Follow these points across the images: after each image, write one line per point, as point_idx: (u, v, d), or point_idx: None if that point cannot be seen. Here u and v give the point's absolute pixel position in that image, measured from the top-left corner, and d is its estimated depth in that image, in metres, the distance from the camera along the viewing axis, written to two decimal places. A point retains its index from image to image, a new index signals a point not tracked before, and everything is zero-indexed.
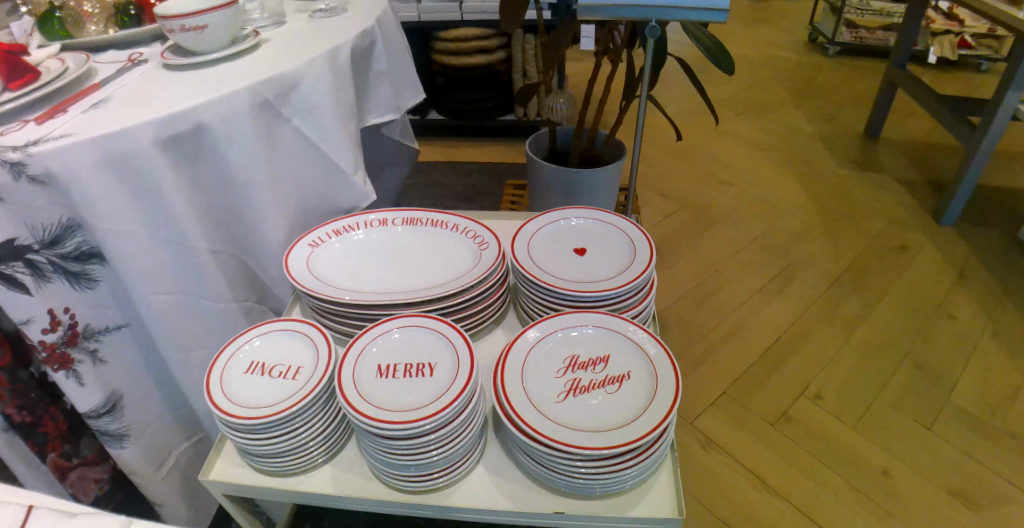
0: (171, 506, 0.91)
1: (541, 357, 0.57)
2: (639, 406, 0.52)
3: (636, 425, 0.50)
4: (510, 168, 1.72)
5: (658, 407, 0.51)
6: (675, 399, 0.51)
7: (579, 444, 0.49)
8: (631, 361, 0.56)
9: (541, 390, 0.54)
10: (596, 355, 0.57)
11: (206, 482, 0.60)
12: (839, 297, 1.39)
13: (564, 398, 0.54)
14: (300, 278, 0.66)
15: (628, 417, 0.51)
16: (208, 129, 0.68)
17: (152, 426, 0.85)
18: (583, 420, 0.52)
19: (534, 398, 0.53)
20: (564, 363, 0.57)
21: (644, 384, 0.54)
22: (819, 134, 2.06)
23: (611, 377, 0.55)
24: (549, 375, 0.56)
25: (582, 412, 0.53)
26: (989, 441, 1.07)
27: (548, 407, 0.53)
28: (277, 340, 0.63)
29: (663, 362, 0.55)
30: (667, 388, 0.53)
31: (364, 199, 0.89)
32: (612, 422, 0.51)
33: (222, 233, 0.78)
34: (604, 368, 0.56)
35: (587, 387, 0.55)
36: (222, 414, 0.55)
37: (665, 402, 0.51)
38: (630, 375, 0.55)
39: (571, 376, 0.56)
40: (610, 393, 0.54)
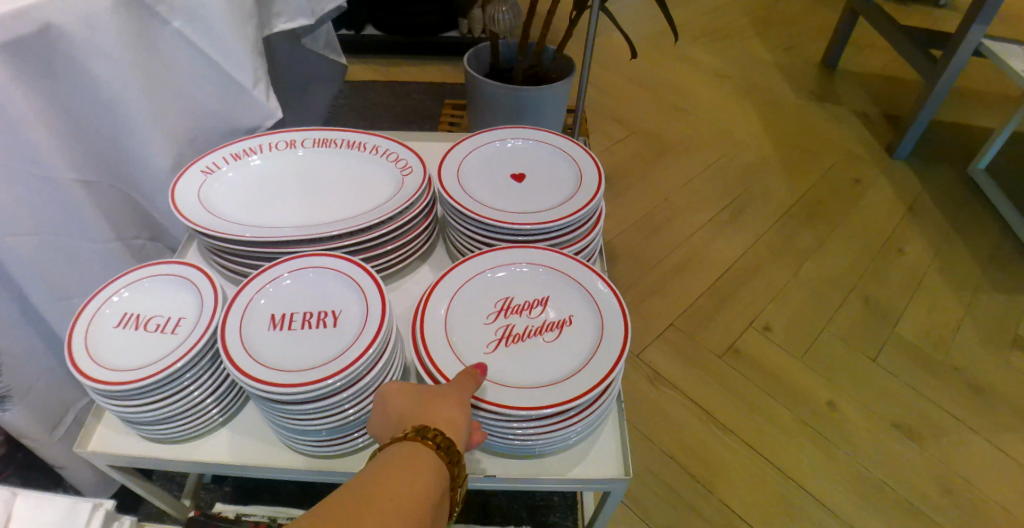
0: (74, 468, 0.81)
1: (469, 301, 0.50)
2: (582, 357, 0.45)
3: (577, 380, 0.43)
4: (455, 90, 1.58)
5: (604, 359, 0.44)
6: (622, 348, 0.45)
7: (511, 402, 0.42)
8: (573, 303, 0.49)
9: (467, 339, 0.47)
10: (533, 297, 0.50)
11: (83, 454, 0.51)
12: (793, 229, 1.36)
13: (495, 348, 0.47)
14: (185, 211, 0.55)
15: (570, 370, 0.45)
16: (60, 33, 0.53)
17: (42, 384, 0.74)
18: (518, 375, 0.45)
19: (460, 349, 0.46)
20: (496, 307, 0.49)
21: (588, 330, 0.47)
22: (780, 62, 1.99)
23: (550, 323, 0.48)
24: (478, 321, 0.48)
25: (516, 363, 0.46)
26: (930, 372, 1.08)
27: (476, 359, 0.46)
28: (156, 288, 0.53)
29: (610, 305, 0.48)
30: (614, 336, 0.46)
31: (268, 119, 0.76)
32: (550, 376, 0.45)
33: (96, 160, 0.64)
34: (543, 313, 0.49)
35: (522, 335, 0.48)
36: (85, 380, 0.45)
37: (612, 352, 0.45)
38: (573, 320, 0.48)
39: (503, 322, 0.48)
40: (548, 341, 0.47)
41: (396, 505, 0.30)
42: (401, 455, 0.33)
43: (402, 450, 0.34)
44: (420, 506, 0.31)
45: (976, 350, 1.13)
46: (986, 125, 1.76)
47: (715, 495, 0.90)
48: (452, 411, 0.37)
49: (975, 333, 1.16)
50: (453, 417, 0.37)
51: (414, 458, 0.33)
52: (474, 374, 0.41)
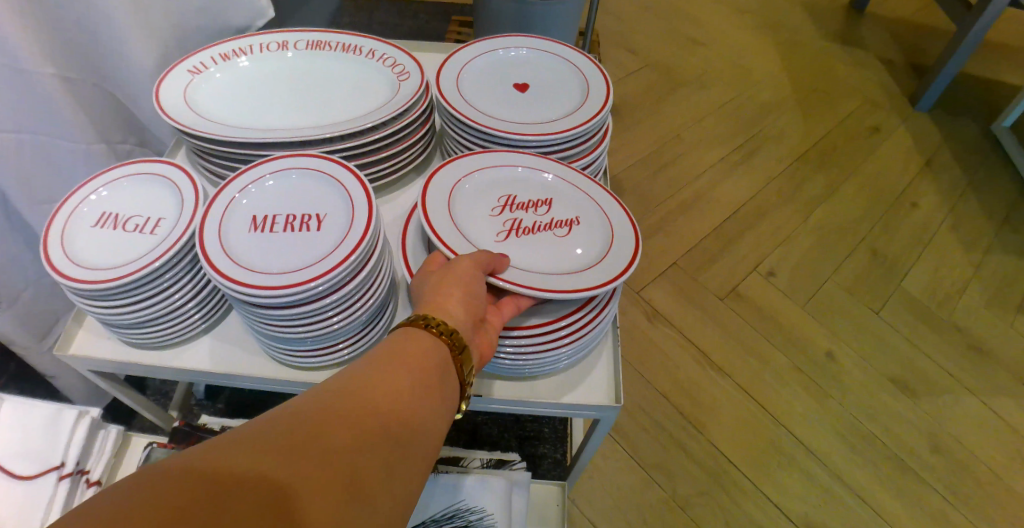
0: (65, 377, 0.81)
1: (473, 190, 0.47)
2: (589, 259, 0.43)
3: (583, 277, 0.41)
4: (462, 9, 1.49)
5: (613, 264, 0.42)
6: (633, 255, 0.43)
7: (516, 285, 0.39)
8: (580, 207, 0.47)
9: (474, 230, 0.45)
10: (537, 197, 0.47)
11: (66, 357, 0.50)
12: (805, 175, 1.32)
13: (506, 238, 0.44)
14: (170, 110, 0.51)
15: (583, 266, 0.43)
16: None
17: (28, 292, 0.72)
18: (529, 262, 0.43)
19: (468, 236, 0.44)
20: (501, 203, 0.47)
21: (596, 234, 0.45)
22: (806, 0, 1.88)
23: (558, 221, 0.46)
24: (483, 215, 0.46)
25: (526, 254, 0.43)
26: (930, 330, 1.07)
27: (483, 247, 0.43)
28: (135, 188, 0.50)
29: (621, 223, 0.46)
30: (624, 247, 0.43)
31: (260, 18, 0.71)
32: (563, 268, 0.42)
33: (73, 52, 0.59)
34: (549, 212, 0.47)
35: (529, 229, 0.45)
36: (59, 277, 0.43)
37: (622, 258, 0.42)
38: (581, 219, 0.46)
39: (510, 217, 0.46)
40: (558, 236, 0.45)
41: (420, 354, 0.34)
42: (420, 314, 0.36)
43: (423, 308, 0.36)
44: (426, 372, 0.33)
45: (978, 309, 1.11)
46: (1016, 83, 1.68)
47: (703, 435, 0.91)
48: (453, 301, 0.36)
49: (981, 294, 1.14)
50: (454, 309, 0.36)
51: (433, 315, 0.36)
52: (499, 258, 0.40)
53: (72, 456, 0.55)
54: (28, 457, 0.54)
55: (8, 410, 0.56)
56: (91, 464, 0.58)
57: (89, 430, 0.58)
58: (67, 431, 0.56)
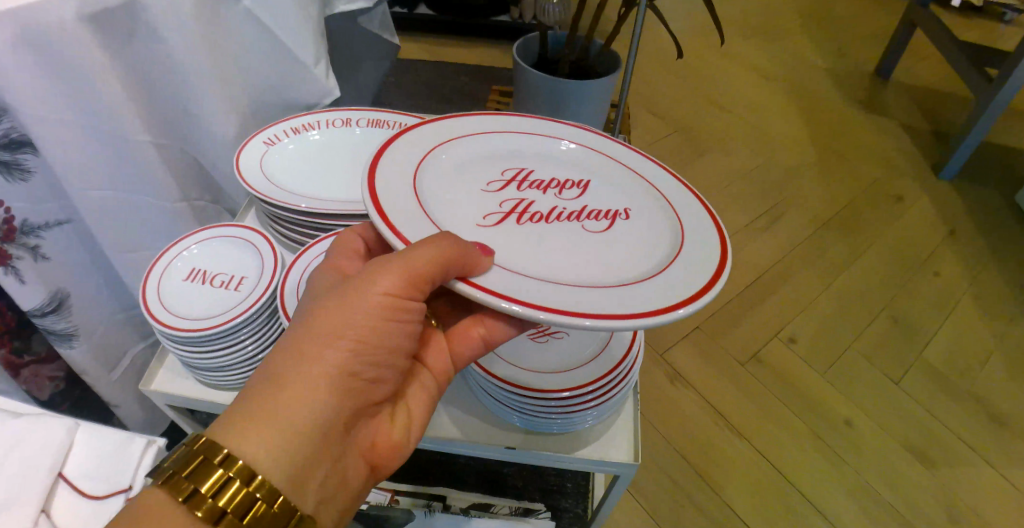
0: (127, 406, 0.89)
1: (510, 154, 0.50)
2: (629, 278, 0.39)
3: (599, 301, 0.36)
4: (501, 73, 1.62)
5: (650, 298, 0.36)
6: (689, 298, 0.36)
7: (480, 292, 0.35)
8: (640, 203, 0.47)
9: (474, 206, 0.45)
10: (573, 180, 0.48)
11: (147, 392, 0.58)
12: (825, 240, 1.36)
13: (494, 222, 0.43)
14: (249, 178, 0.60)
15: (643, 276, 0.39)
16: (144, 8, 0.56)
17: (101, 329, 0.80)
18: (577, 277, 0.39)
19: (471, 211, 0.44)
20: (512, 181, 0.47)
21: (662, 237, 0.43)
22: (830, 67, 1.96)
23: (592, 213, 0.45)
24: (493, 193, 0.46)
25: (521, 238, 0.42)
26: (951, 401, 1.08)
27: (471, 216, 0.44)
28: (220, 246, 0.58)
29: (702, 265, 0.39)
30: (682, 290, 0.37)
31: (327, 98, 0.79)
32: (622, 279, 0.39)
33: (168, 126, 0.68)
34: (582, 200, 0.46)
35: (549, 208, 0.45)
36: (158, 324, 0.50)
37: (670, 298, 0.36)
38: (631, 215, 0.45)
39: (518, 198, 0.46)
40: (584, 228, 0.44)
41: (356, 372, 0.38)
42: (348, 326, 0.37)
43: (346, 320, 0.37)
44: None
45: (999, 380, 1.12)
46: None
47: (718, 493, 0.94)
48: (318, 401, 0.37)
49: (1003, 366, 1.14)
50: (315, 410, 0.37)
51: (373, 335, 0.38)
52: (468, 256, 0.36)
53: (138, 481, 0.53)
54: (99, 478, 0.51)
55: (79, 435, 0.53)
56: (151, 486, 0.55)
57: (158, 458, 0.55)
58: (136, 456, 0.53)
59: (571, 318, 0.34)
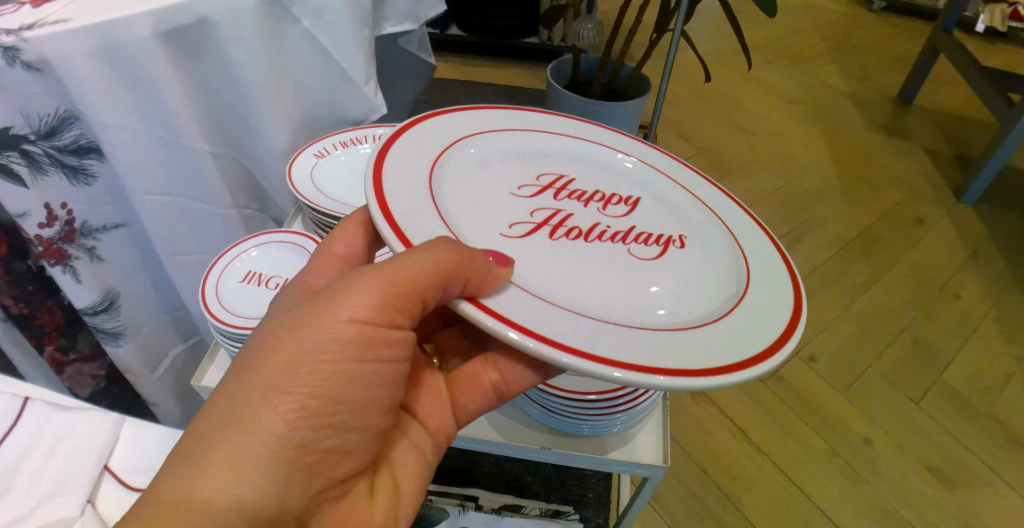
0: (164, 405, 0.92)
1: (564, 161, 0.50)
2: (678, 325, 0.37)
3: (643, 345, 0.33)
4: (529, 94, 1.67)
5: (700, 353, 0.34)
6: (737, 365, 0.34)
7: (484, 315, 0.32)
8: (699, 231, 0.46)
9: (508, 211, 0.44)
10: (622, 196, 0.49)
11: (199, 388, 0.61)
12: (847, 263, 1.37)
13: (520, 232, 0.43)
14: (300, 187, 0.63)
15: (715, 315, 0.38)
16: (212, 24, 0.60)
17: (147, 328, 0.83)
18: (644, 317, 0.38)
19: (507, 218, 0.44)
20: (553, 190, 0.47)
21: (726, 269, 0.43)
22: (850, 92, 1.98)
23: (636, 234, 0.45)
24: (530, 200, 0.46)
25: (558, 252, 0.42)
26: (975, 426, 1.07)
27: (497, 222, 0.43)
28: (274, 252, 0.63)
29: (768, 328, 0.37)
30: (734, 349, 0.35)
31: (373, 114, 0.84)
32: (693, 319, 0.38)
33: (225, 136, 0.72)
34: (629, 221, 0.46)
35: (590, 225, 0.45)
36: (219, 322, 0.54)
37: (720, 357, 0.34)
38: (686, 244, 0.45)
39: (553, 209, 0.46)
40: (629, 250, 0.44)
41: (334, 406, 0.35)
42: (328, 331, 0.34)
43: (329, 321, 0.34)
44: None
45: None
46: None
47: (741, 510, 0.94)
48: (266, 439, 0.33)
49: None
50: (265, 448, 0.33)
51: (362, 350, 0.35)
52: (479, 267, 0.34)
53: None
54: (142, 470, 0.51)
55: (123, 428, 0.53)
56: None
57: None
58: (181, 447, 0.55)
59: (606, 366, 0.31)
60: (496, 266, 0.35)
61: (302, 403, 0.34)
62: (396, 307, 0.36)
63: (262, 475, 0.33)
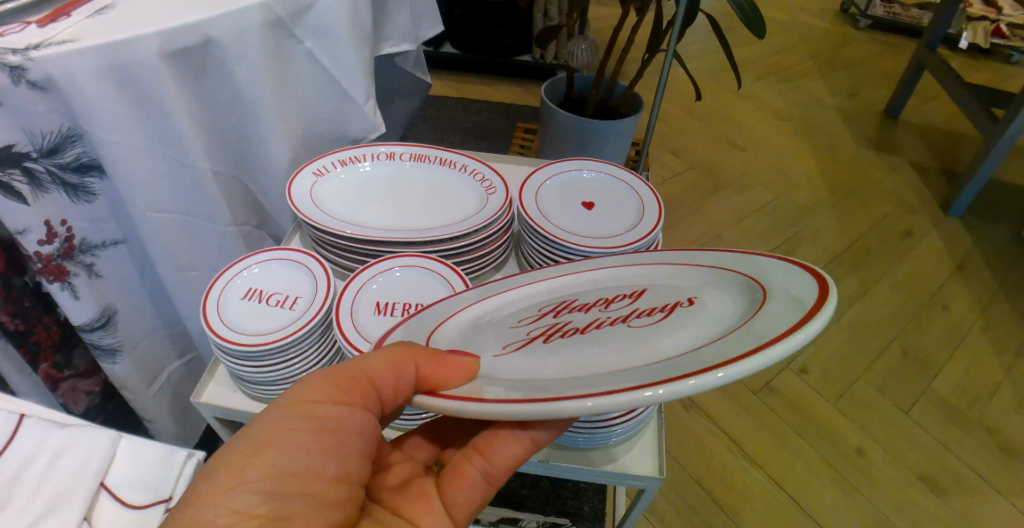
0: (160, 422, 0.92)
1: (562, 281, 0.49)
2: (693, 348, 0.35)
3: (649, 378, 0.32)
4: (523, 111, 1.71)
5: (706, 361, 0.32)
6: (745, 356, 0.30)
7: (441, 399, 0.37)
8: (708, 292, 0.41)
9: (503, 338, 0.44)
10: (628, 291, 0.45)
11: (198, 404, 0.61)
12: (838, 276, 1.39)
13: (512, 352, 0.43)
14: (300, 204, 0.64)
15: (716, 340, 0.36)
16: (217, 45, 0.61)
17: (144, 343, 0.83)
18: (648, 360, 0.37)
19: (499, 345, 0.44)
20: (552, 308, 0.46)
21: (731, 306, 0.39)
22: (838, 107, 2.03)
23: (643, 310, 0.42)
24: (526, 323, 0.45)
25: (543, 356, 0.41)
26: (967, 436, 1.08)
27: (493, 344, 0.44)
28: (274, 269, 0.64)
29: (785, 319, 0.32)
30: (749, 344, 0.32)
31: (373, 132, 0.86)
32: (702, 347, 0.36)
33: (227, 154, 0.73)
34: (636, 302, 0.43)
35: (588, 320, 0.43)
36: (218, 339, 0.55)
37: (728, 355, 0.31)
38: (695, 303, 0.41)
39: (552, 322, 0.44)
40: (631, 325, 0.41)
41: (288, 464, 0.38)
42: (287, 399, 0.40)
43: (289, 393, 0.41)
44: None
45: (1013, 412, 1.13)
46: None
47: (736, 521, 0.95)
48: (229, 478, 0.37)
49: (1016, 399, 1.16)
50: (227, 483, 0.37)
51: (315, 419, 0.40)
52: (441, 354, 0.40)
53: (178, 490, 0.55)
54: (140, 485, 0.52)
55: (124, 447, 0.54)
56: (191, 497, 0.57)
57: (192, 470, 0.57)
58: (177, 467, 0.55)
59: (600, 400, 0.30)
60: (459, 355, 0.40)
61: (255, 453, 0.38)
62: (350, 388, 0.41)
63: (215, 515, 0.36)
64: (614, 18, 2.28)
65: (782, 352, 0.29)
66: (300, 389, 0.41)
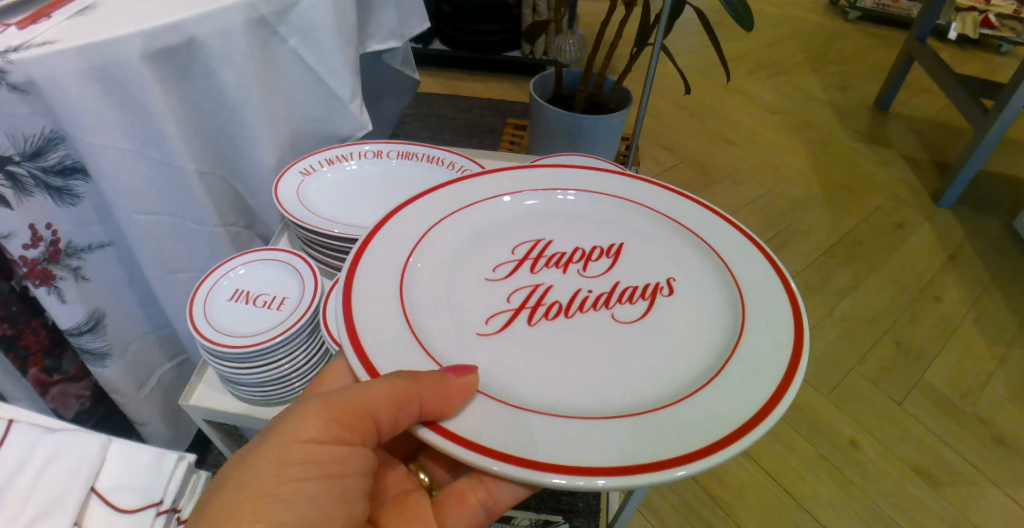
0: (152, 424, 0.91)
1: (535, 221, 0.51)
2: (661, 402, 0.37)
3: (636, 439, 0.34)
4: (514, 108, 1.71)
5: (672, 442, 0.34)
6: (707, 449, 0.34)
7: (437, 436, 0.34)
8: (691, 284, 0.46)
9: (481, 302, 0.44)
10: (604, 245, 0.49)
11: (187, 406, 0.61)
12: (830, 269, 1.39)
13: (494, 324, 0.43)
14: (286, 204, 0.64)
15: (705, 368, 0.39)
16: (201, 45, 0.61)
17: (134, 346, 0.83)
18: (633, 395, 0.38)
19: (479, 313, 0.43)
20: (526, 255, 0.48)
21: (712, 309, 0.44)
22: (829, 100, 2.03)
23: (626, 294, 0.45)
24: (506, 286, 0.45)
25: (530, 345, 0.42)
26: (959, 425, 1.09)
27: (476, 316, 0.43)
28: (260, 270, 0.63)
29: (767, 373, 0.38)
30: (712, 429, 0.35)
31: (361, 130, 0.85)
32: (685, 382, 0.39)
33: (214, 155, 0.72)
34: (619, 283, 0.46)
35: (571, 295, 0.45)
36: (205, 341, 0.54)
37: (696, 439, 0.34)
38: (674, 291, 0.45)
39: (533, 284, 0.46)
40: (617, 319, 0.43)
41: (299, 515, 0.38)
42: (286, 445, 0.38)
43: (285, 437, 0.39)
44: None
45: (1003, 401, 1.14)
46: None
47: (730, 515, 0.95)
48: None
49: (1006, 388, 1.17)
50: None
51: (318, 463, 0.39)
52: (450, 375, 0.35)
53: (170, 494, 0.54)
54: (131, 489, 0.52)
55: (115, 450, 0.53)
56: (184, 503, 0.57)
57: (185, 472, 0.57)
58: (169, 469, 0.55)
59: (614, 477, 0.32)
60: (457, 377, 0.35)
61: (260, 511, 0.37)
62: (348, 424, 0.39)
63: None
64: (604, 13, 2.27)
65: (777, 419, 0.35)
66: (298, 432, 0.39)
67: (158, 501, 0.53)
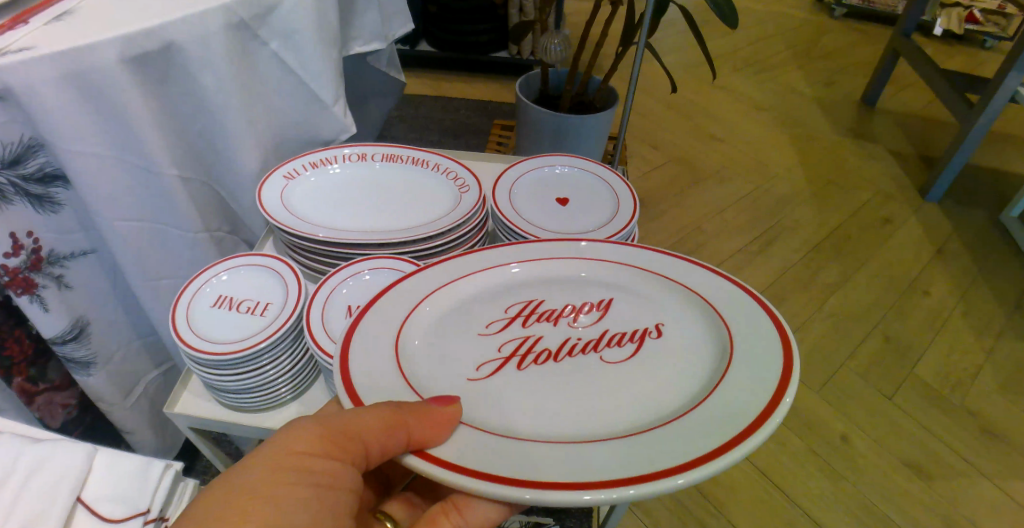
0: (139, 433, 0.90)
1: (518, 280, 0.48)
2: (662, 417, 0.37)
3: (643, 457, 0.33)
4: (502, 109, 1.71)
5: (668, 453, 0.33)
6: (698, 459, 0.33)
7: (436, 466, 0.34)
8: (664, 312, 0.46)
9: (465, 352, 0.43)
10: (594, 301, 0.47)
11: (170, 414, 0.60)
12: (820, 265, 1.40)
13: (485, 373, 0.42)
14: (269, 209, 0.63)
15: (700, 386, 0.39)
16: (179, 50, 0.60)
17: (119, 355, 0.82)
18: (608, 414, 0.39)
19: (464, 362, 0.43)
20: (516, 314, 0.46)
21: (694, 330, 0.44)
22: (816, 97, 2.05)
23: (616, 336, 0.44)
24: (492, 338, 0.44)
25: (516, 383, 0.41)
26: (950, 417, 1.10)
27: (465, 367, 0.42)
28: (243, 276, 0.63)
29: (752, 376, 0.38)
30: (726, 429, 0.34)
31: (344, 133, 0.85)
32: (671, 406, 0.38)
33: (197, 161, 0.71)
34: (611, 329, 0.45)
35: (560, 342, 0.44)
36: (190, 350, 0.54)
37: (712, 442, 0.34)
38: (663, 332, 0.44)
39: (521, 337, 0.44)
40: (604, 361, 0.43)
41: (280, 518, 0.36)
42: (278, 455, 0.38)
43: (278, 446, 0.38)
44: None
45: (993, 394, 1.15)
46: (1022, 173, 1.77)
47: (721, 512, 0.95)
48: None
49: (995, 380, 1.18)
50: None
51: (309, 474, 0.38)
52: (435, 408, 0.36)
53: (157, 502, 0.54)
54: (117, 498, 0.51)
55: (100, 461, 0.52)
56: (170, 512, 0.56)
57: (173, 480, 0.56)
58: (155, 479, 0.54)
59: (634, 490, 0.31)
60: (440, 407, 0.36)
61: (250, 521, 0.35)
62: (336, 445, 0.38)
63: None
64: (591, 12, 2.28)
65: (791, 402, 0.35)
66: (291, 442, 0.38)
67: (146, 508, 0.52)
